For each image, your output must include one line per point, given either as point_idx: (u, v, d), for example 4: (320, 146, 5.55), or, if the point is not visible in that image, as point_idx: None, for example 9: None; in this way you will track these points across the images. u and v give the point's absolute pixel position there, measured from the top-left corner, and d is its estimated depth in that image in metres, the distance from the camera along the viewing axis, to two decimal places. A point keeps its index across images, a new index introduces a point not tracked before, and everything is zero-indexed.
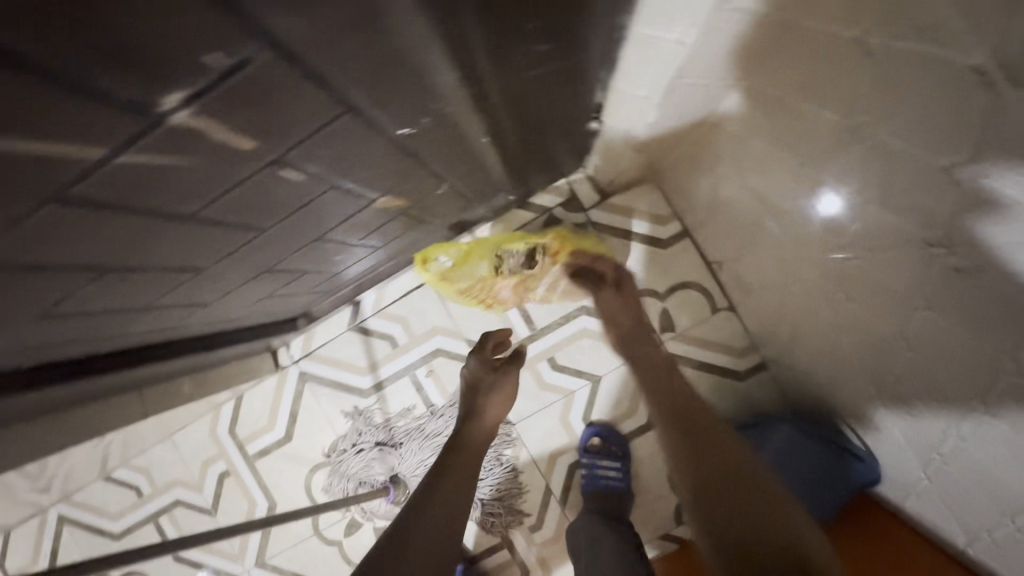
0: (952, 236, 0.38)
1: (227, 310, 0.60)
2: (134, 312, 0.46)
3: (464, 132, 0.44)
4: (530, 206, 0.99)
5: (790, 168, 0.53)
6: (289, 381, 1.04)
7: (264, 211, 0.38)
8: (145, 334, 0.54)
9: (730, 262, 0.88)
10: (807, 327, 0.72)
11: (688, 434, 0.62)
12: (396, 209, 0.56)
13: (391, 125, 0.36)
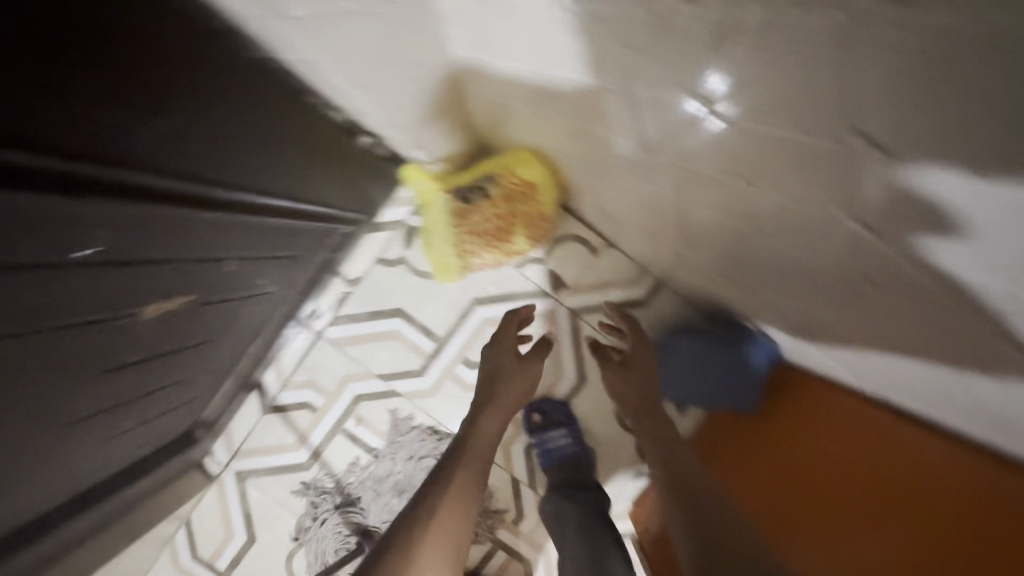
0: None
1: (71, 468, 0.56)
2: None
3: (150, 214, 0.43)
4: (384, 225, 0.96)
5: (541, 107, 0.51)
6: (229, 485, 1.01)
7: None
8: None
9: (586, 203, 0.88)
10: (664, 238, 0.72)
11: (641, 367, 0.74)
12: (186, 305, 0.53)
13: (39, 252, 0.36)
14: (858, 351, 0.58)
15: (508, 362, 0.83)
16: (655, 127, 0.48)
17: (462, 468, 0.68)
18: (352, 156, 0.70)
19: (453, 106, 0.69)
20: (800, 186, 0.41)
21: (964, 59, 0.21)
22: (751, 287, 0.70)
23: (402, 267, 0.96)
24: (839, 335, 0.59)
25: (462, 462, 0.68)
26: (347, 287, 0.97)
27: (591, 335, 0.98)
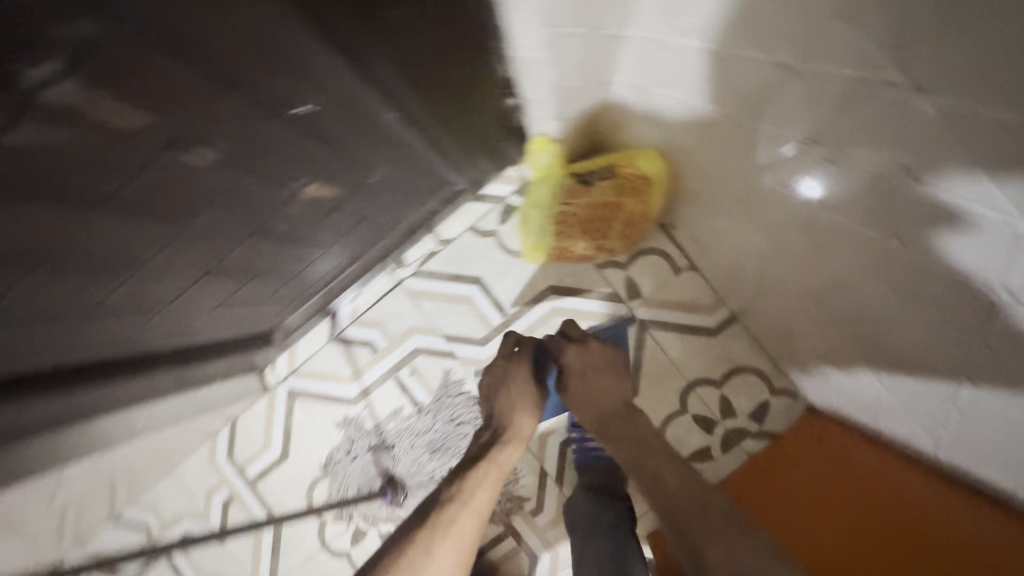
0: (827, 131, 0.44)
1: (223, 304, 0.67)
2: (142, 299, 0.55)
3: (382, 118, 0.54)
4: (485, 199, 1.01)
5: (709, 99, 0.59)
6: (279, 399, 1.07)
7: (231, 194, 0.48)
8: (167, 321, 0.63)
9: (680, 223, 0.91)
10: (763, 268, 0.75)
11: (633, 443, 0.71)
12: (326, 199, 0.60)
13: (283, 103, 0.44)
14: (938, 406, 0.59)
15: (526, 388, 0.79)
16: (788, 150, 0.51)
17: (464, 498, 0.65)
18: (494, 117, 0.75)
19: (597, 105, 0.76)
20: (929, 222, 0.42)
21: None
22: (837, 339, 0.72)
23: (490, 241, 1.01)
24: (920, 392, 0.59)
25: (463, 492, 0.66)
26: (436, 245, 1.02)
27: (653, 350, 0.99)
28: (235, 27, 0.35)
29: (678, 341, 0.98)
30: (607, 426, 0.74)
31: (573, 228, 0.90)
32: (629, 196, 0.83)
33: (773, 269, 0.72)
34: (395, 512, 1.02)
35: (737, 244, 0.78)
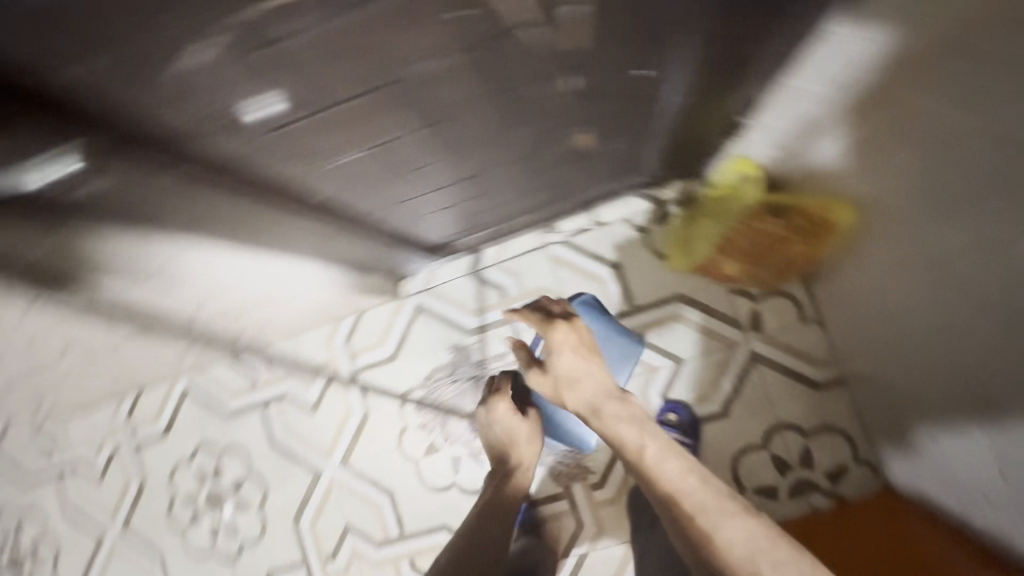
0: None
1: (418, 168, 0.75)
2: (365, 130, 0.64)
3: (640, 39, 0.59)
4: (649, 198, 1.08)
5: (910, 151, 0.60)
6: (405, 308, 1.19)
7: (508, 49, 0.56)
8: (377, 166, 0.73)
9: (827, 278, 0.96)
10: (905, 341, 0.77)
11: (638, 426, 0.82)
12: None
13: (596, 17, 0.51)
14: None
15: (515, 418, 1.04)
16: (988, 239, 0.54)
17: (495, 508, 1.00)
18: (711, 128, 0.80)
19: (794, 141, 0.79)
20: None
21: None
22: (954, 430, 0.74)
23: (639, 236, 1.09)
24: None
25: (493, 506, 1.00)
26: (590, 223, 1.11)
27: (755, 382, 1.05)
28: None
29: (781, 382, 1.04)
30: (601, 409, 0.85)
31: (732, 249, 0.96)
32: (798, 242, 0.88)
33: (914, 342, 0.75)
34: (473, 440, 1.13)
35: (887, 313, 0.81)
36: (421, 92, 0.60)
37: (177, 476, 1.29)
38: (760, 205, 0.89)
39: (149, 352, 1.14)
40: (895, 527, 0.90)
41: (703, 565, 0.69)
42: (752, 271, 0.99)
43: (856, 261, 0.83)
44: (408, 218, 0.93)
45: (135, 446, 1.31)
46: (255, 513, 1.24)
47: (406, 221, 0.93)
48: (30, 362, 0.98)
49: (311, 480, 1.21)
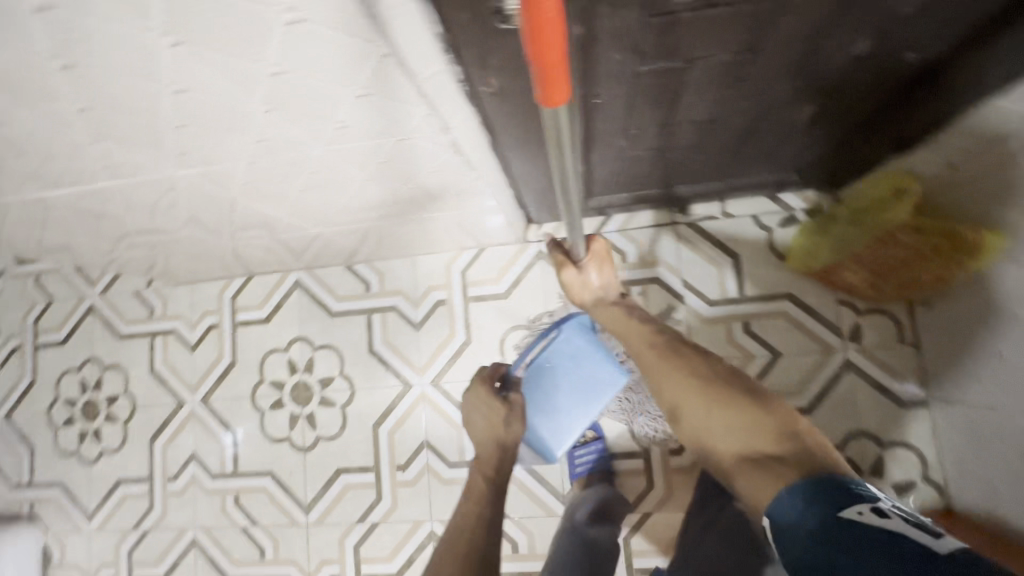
0: None
1: (638, 143, 0.80)
2: (621, 111, 0.69)
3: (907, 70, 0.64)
4: (780, 201, 1.17)
5: None
6: (527, 253, 1.27)
7: (807, 62, 0.60)
8: (607, 141, 0.78)
9: (938, 304, 1.04)
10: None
11: (655, 366, 0.78)
12: (795, 123, 0.77)
13: (902, 32, 0.56)
14: None
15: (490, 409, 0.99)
16: None
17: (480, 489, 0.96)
18: (887, 143, 0.88)
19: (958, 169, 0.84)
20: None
21: None
22: None
23: (763, 234, 1.18)
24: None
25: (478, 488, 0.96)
26: (720, 213, 1.20)
27: (843, 388, 1.13)
28: None
29: (867, 393, 1.12)
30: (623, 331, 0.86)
31: (862, 262, 1.04)
32: (932, 266, 0.95)
33: None
34: None
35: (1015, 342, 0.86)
36: (701, 84, 0.63)
37: (269, 362, 1.35)
38: (900, 226, 0.94)
39: (286, 239, 1.21)
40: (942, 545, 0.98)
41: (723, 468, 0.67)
42: (873, 283, 1.06)
43: (994, 289, 0.88)
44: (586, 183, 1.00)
45: (236, 326, 1.38)
46: (337, 411, 1.30)
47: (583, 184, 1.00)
48: (201, 219, 1.05)
49: (399, 392, 1.28)
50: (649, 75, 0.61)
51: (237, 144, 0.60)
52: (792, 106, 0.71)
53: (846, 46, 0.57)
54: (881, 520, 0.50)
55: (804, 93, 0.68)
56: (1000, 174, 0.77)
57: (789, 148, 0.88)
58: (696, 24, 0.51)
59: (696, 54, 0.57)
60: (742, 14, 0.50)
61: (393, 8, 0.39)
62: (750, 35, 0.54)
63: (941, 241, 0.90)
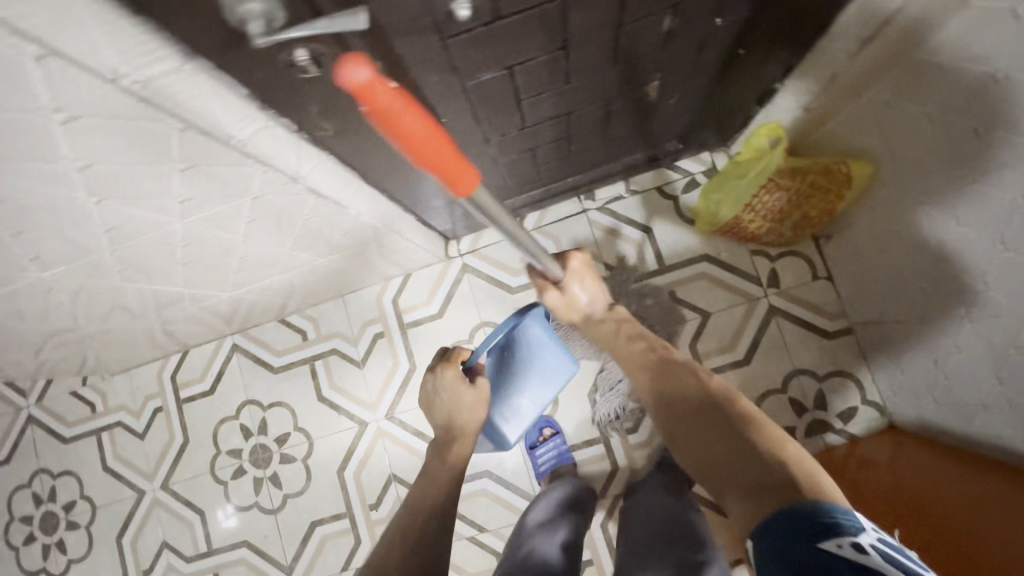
0: None
1: (508, 147, 0.82)
2: (474, 124, 0.71)
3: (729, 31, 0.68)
4: (678, 169, 1.21)
5: (945, 102, 0.70)
6: (452, 269, 1.28)
7: (629, 44, 0.63)
8: (477, 152, 0.80)
9: (839, 236, 1.10)
10: (930, 278, 0.88)
11: (655, 389, 0.87)
12: (649, 99, 0.80)
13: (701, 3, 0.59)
14: None
15: (457, 394, 0.97)
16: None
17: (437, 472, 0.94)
18: (755, 91, 0.92)
19: (841, 100, 0.87)
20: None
21: None
22: (964, 352, 0.85)
23: (670, 203, 1.22)
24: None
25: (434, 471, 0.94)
26: (625, 191, 1.23)
27: (773, 333, 1.17)
28: None
29: (796, 333, 1.17)
30: (625, 353, 0.94)
31: (759, 210, 1.07)
32: (818, 200, 1.00)
33: (938, 271, 0.85)
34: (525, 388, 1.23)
35: (914, 261, 0.90)
36: (538, 85, 0.66)
37: (222, 432, 1.33)
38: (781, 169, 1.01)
39: (208, 308, 1.20)
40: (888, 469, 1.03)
41: (717, 478, 0.75)
42: (772, 230, 1.11)
43: (888, 211, 0.91)
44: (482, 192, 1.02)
45: (181, 403, 1.36)
46: (299, 466, 1.29)
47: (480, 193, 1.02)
48: (109, 307, 1.04)
49: (357, 433, 1.27)
50: (481, 87, 0.63)
51: (88, 234, 0.60)
52: (637, 85, 0.75)
53: (655, 25, 0.61)
54: (857, 555, 0.56)
55: (642, 73, 0.71)
56: (888, 96, 0.79)
57: (659, 120, 0.91)
58: (500, 35, 0.53)
59: (516, 59, 0.59)
60: (540, 19, 0.53)
61: (166, 48, 0.39)
62: (558, 34, 0.56)
63: (819, 175, 0.97)
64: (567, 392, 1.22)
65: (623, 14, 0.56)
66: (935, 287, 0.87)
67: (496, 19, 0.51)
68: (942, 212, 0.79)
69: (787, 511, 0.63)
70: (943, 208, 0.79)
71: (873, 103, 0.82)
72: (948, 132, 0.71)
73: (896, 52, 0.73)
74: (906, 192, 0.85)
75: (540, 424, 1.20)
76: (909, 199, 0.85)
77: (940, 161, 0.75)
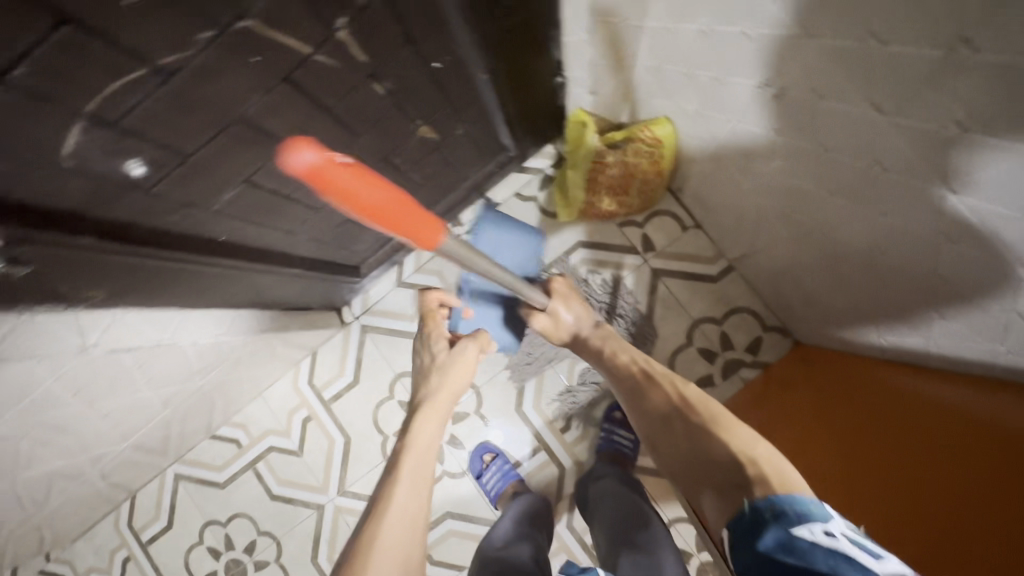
0: (781, 62, 0.59)
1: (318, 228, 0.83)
2: (256, 227, 0.72)
3: (462, 65, 0.70)
4: (527, 169, 1.23)
5: (723, 73, 0.71)
6: (353, 334, 1.30)
7: (359, 118, 0.64)
8: (289, 244, 0.82)
9: (688, 187, 1.13)
10: (773, 217, 0.89)
11: (636, 404, 0.90)
12: (431, 141, 0.82)
13: (403, 63, 0.61)
14: (896, 315, 0.75)
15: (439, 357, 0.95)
16: (771, 93, 0.65)
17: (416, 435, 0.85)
18: (550, 88, 0.94)
19: (648, 78, 0.89)
20: (839, 122, 0.58)
21: (956, 82, 0.42)
22: (813, 268, 0.88)
23: (531, 204, 1.23)
24: (874, 294, 0.77)
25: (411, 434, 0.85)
26: (487, 207, 1.23)
27: (664, 294, 1.20)
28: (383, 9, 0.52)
29: (684, 287, 1.20)
30: (612, 370, 0.96)
31: (599, 186, 1.09)
32: (645, 168, 1.04)
33: (777, 212, 0.86)
34: (464, 427, 1.25)
35: (764, 209, 0.90)
36: (294, 178, 0.67)
37: (192, 561, 1.34)
38: (604, 145, 1.04)
39: (130, 455, 1.20)
40: (819, 403, 0.98)
41: (696, 476, 0.77)
42: (623, 203, 1.13)
43: (725, 168, 0.92)
44: (334, 263, 1.03)
45: (146, 547, 1.36)
46: (275, 567, 1.30)
47: (334, 265, 1.04)
48: (22, 496, 1.04)
49: (317, 518, 1.29)
50: (233, 202, 0.64)
51: None
52: (407, 138, 0.76)
53: (372, 95, 0.62)
54: (831, 540, 0.53)
55: (401, 129, 0.73)
56: (686, 79, 0.80)
57: (465, 146, 0.93)
58: (204, 164, 0.55)
59: (245, 170, 0.60)
60: (235, 139, 0.54)
61: None
62: (268, 141, 0.58)
63: (635, 142, 1.00)
64: (496, 413, 1.24)
65: (326, 102, 0.58)
66: (763, 217, 0.91)
67: (185, 156, 0.52)
68: (762, 162, 0.79)
69: (760, 506, 0.62)
70: (762, 160, 0.79)
71: (679, 87, 0.84)
72: (726, 85, 0.72)
73: (657, 21, 0.74)
74: (732, 152, 0.85)
75: (481, 452, 1.22)
76: (736, 156, 0.86)
77: (737, 116, 0.76)
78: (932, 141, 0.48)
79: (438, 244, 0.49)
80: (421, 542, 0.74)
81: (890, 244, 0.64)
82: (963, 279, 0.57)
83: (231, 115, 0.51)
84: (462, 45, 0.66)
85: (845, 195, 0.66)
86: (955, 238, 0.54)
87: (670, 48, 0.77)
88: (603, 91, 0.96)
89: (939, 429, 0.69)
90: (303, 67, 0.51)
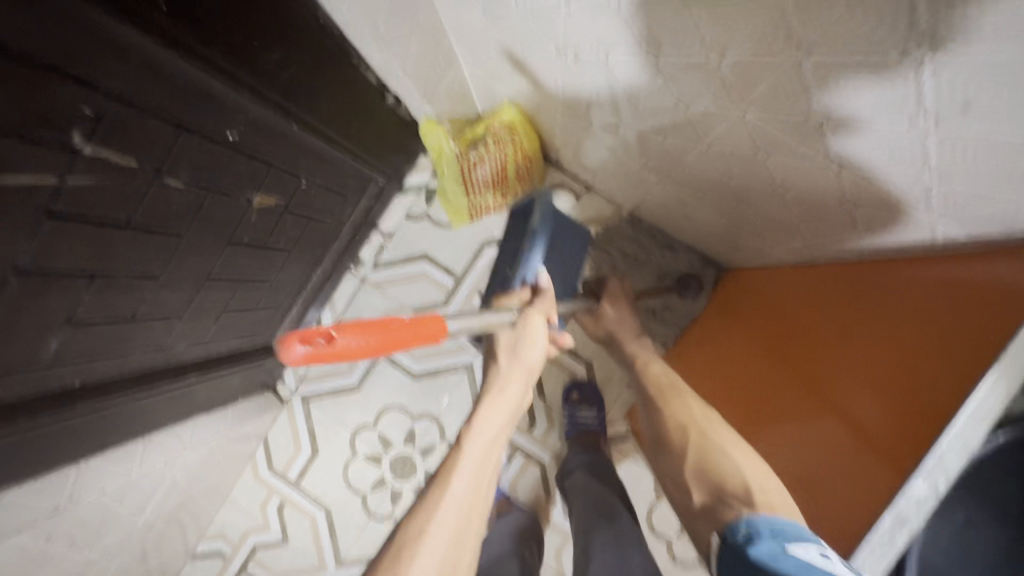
0: (566, 27, 0.58)
1: (190, 330, 0.79)
2: (112, 357, 0.68)
3: (267, 127, 0.66)
4: (409, 190, 1.19)
5: (526, 49, 0.69)
6: (297, 409, 1.26)
7: (171, 218, 0.60)
8: (163, 357, 0.77)
9: (564, 158, 1.11)
10: (637, 165, 0.88)
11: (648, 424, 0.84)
12: (277, 206, 0.78)
13: (192, 149, 0.57)
14: (772, 226, 0.75)
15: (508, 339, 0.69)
16: (574, 56, 0.64)
17: (492, 417, 0.67)
18: (382, 105, 0.91)
19: (475, 69, 0.86)
20: (636, 71, 0.58)
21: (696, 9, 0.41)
22: (692, 201, 0.88)
23: (424, 222, 1.18)
24: (743, 213, 0.78)
25: (483, 413, 0.67)
26: (382, 239, 1.19)
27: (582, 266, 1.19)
28: (127, 107, 0.48)
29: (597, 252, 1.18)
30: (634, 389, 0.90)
31: (477, 185, 1.04)
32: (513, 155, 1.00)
33: (639, 161, 0.85)
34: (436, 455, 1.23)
35: (628, 160, 0.89)
36: (129, 299, 0.63)
37: None
38: (465, 148, 1.00)
39: None
40: (741, 331, 0.95)
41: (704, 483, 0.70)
42: (507, 195, 1.07)
43: (579, 133, 0.90)
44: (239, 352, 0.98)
45: None
46: None
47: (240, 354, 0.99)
48: None
49: None
50: (66, 346, 0.59)
51: None
52: (244, 213, 0.72)
53: (173, 192, 0.58)
54: (824, 558, 0.50)
55: (230, 211, 0.69)
56: (503, 60, 0.78)
57: (323, 194, 0.88)
58: (4, 328, 0.50)
59: (60, 314, 0.55)
60: (25, 292, 0.50)
61: None
62: (70, 277, 0.53)
63: (491, 135, 0.98)
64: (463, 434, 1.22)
65: (118, 218, 0.54)
66: (632, 169, 0.91)
67: None
68: (603, 119, 0.78)
69: (754, 525, 0.59)
70: (602, 118, 0.78)
71: (502, 68, 0.81)
72: (535, 59, 0.71)
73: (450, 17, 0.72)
74: (576, 117, 0.84)
75: None
76: (580, 120, 0.84)
77: (560, 83, 0.74)
78: (710, 67, 0.48)
79: (437, 332, 0.56)
80: (473, 542, 0.60)
81: (734, 164, 0.64)
82: (796, 180, 0.58)
83: (4, 271, 0.47)
84: (252, 109, 0.62)
85: (679, 133, 0.66)
86: (776, 146, 0.53)
87: (477, 38, 0.75)
88: (441, 95, 0.93)
89: (822, 314, 0.70)
90: (62, 198, 0.47)
